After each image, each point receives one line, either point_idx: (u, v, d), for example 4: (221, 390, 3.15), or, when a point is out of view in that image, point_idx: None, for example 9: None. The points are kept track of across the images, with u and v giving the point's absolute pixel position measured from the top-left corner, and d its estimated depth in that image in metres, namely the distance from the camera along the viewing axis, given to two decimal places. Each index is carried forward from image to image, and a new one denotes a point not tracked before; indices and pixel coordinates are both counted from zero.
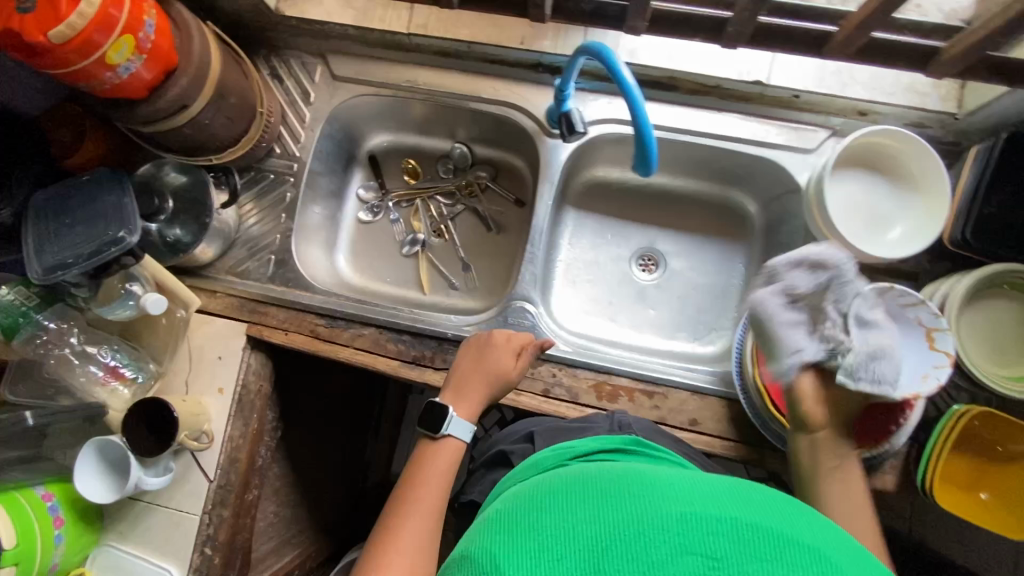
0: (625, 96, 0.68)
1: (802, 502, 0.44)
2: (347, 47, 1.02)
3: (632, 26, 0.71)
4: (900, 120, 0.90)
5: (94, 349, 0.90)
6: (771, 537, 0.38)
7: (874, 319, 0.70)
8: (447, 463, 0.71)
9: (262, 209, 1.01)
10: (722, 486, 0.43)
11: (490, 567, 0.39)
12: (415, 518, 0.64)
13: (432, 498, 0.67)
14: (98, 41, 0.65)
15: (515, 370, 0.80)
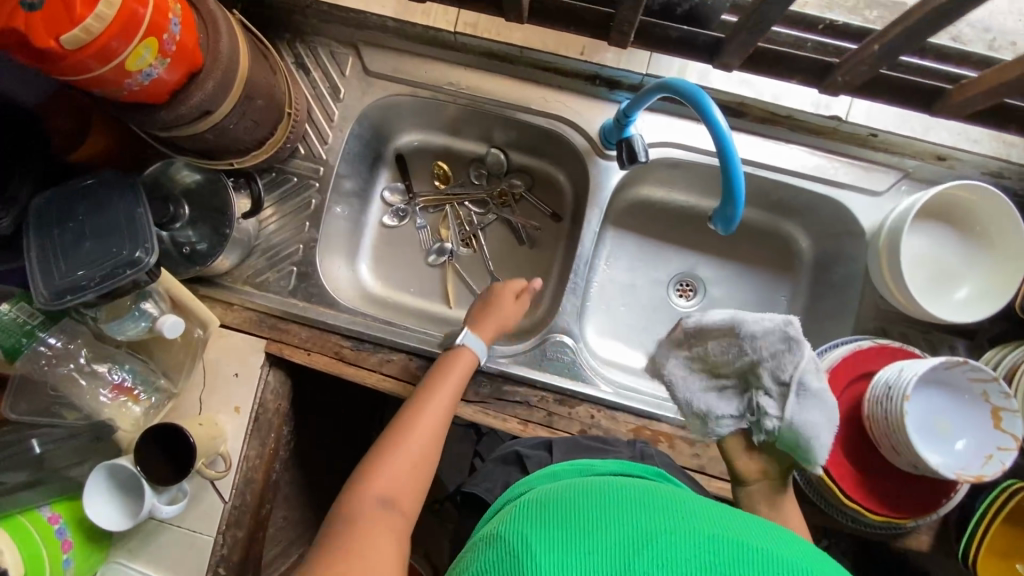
0: (721, 141, 0.60)
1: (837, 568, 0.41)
2: (383, 39, 0.92)
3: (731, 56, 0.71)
4: (978, 168, 0.84)
5: (103, 368, 0.84)
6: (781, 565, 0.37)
7: (815, 389, 0.63)
8: (459, 373, 0.81)
9: (284, 215, 0.93)
10: (753, 526, 0.42)
11: (516, 550, 0.39)
12: (424, 425, 0.74)
13: (439, 410, 0.77)
14: (118, 46, 0.56)
15: (519, 313, 0.90)
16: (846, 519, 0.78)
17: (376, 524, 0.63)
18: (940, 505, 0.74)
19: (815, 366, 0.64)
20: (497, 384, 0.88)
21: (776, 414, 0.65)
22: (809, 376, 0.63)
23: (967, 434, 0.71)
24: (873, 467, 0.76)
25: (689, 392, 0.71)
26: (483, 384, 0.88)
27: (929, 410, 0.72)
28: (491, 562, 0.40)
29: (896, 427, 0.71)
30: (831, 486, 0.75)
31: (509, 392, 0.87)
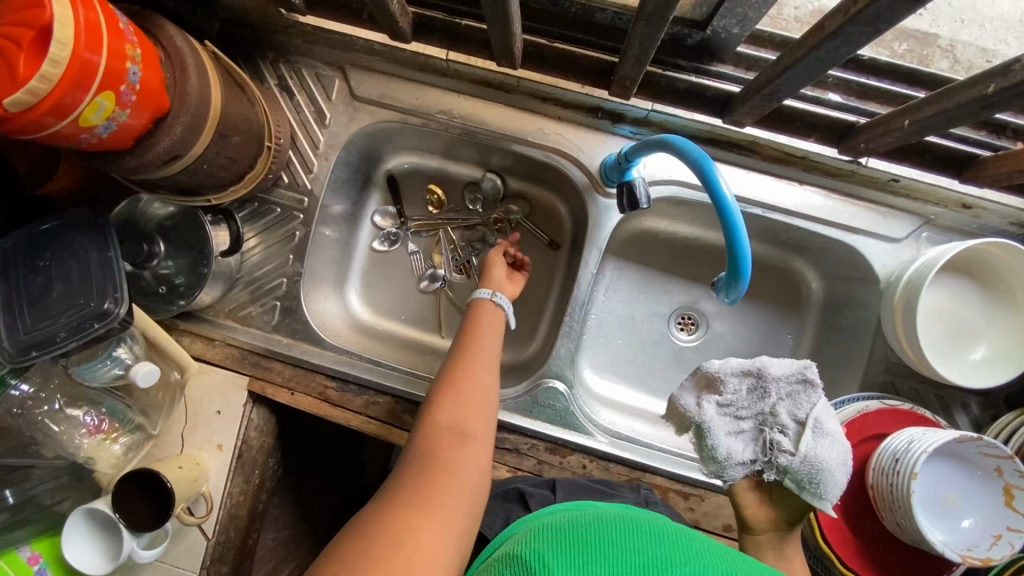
0: (722, 212, 0.56)
1: None
2: (372, 62, 0.86)
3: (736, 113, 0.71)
4: (1005, 218, 0.78)
5: (77, 411, 0.81)
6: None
7: (830, 428, 0.63)
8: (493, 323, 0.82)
9: (267, 247, 0.89)
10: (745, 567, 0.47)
11: (537, 564, 0.43)
12: (474, 356, 0.74)
13: (486, 347, 0.77)
14: (72, 103, 0.52)
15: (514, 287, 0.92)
16: None
17: (453, 449, 0.62)
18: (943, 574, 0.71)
19: (829, 410, 0.65)
20: None
21: (792, 449, 0.63)
22: (824, 416, 0.64)
23: (976, 510, 0.67)
24: (873, 534, 0.73)
25: (716, 436, 0.65)
26: None
27: (937, 483, 0.68)
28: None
29: (901, 502, 0.67)
30: (830, 555, 0.71)
31: (498, 439, 0.84)
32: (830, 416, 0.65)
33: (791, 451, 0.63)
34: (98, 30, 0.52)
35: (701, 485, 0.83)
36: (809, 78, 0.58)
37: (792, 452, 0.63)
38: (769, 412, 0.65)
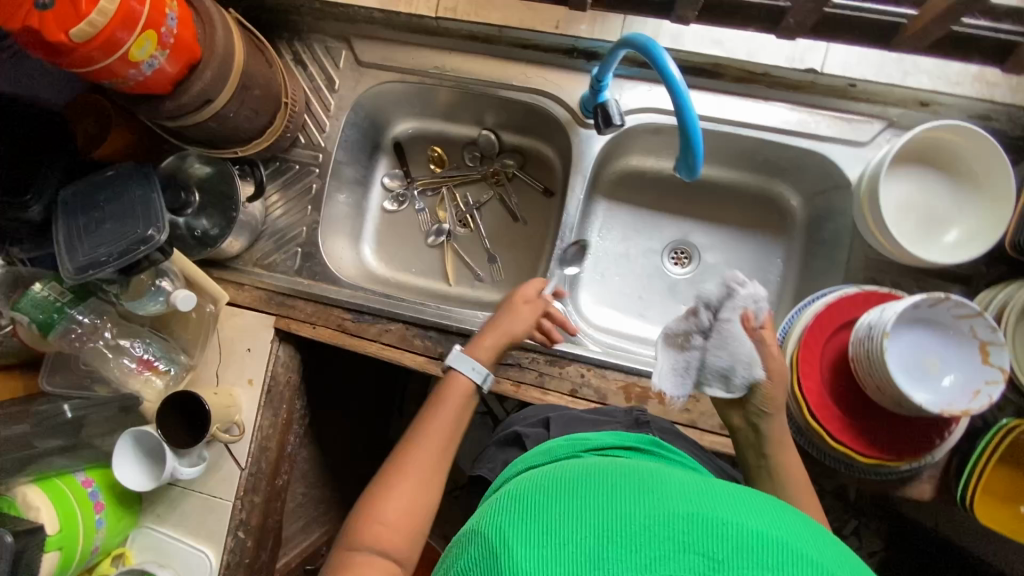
0: (678, 101, 0.64)
1: (832, 533, 0.39)
2: (373, 31, 0.98)
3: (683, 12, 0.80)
4: (965, 112, 0.83)
5: (127, 342, 0.91)
6: (787, 550, 0.35)
7: (735, 318, 0.70)
8: (455, 398, 0.81)
9: (288, 201, 1.00)
10: (748, 500, 0.40)
11: (496, 545, 0.38)
12: (419, 455, 0.74)
13: (440, 436, 0.76)
14: (122, 37, 0.63)
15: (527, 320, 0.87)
16: (841, 467, 0.78)
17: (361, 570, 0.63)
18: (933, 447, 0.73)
19: (734, 301, 0.71)
20: None
21: (706, 347, 0.71)
22: (729, 309, 0.70)
23: (954, 371, 0.70)
24: (871, 413, 0.75)
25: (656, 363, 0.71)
26: None
27: (915, 350, 0.72)
28: (471, 559, 0.39)
29: (877, 364, 0.70)
30: (822, 434, 0.75)
31: (501, 355, 0.91)
32: (735, 306, 0.70)
33: (706, 349, 0.71)
34: None
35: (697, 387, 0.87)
36: None
37: (706, 351, 0.71)
38: (688, 320, 0.71)
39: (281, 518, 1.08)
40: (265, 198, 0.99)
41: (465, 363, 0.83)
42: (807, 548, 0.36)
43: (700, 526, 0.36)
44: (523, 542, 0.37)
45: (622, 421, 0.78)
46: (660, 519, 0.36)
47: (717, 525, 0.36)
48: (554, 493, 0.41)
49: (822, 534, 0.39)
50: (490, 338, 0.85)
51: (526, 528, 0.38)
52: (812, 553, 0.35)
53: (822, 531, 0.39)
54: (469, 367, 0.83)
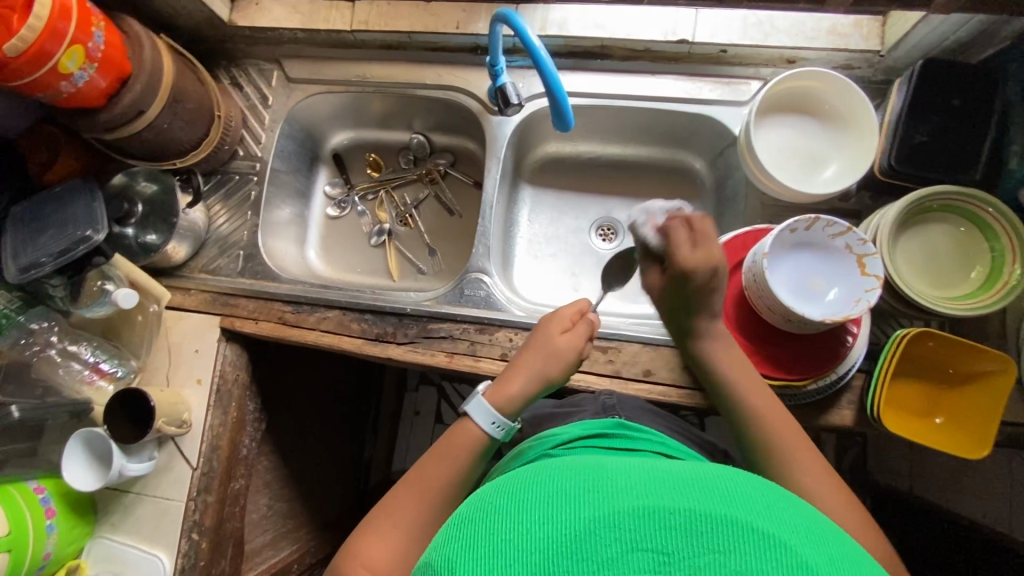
0: (535, 61, 0.69)
1: (767, 482, 0.43)
2: (300, 50, 1.08)
3: None
4: (828, 64, 0.91)
5: (76, 347, 0.95)
6: (730, 525, 0.37)
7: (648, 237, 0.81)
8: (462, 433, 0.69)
9: (230, 209, 1.07)
10: (686, 476, 0.41)
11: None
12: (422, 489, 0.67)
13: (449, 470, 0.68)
14: (50, 50, 0.72)
15: (556, 343, 0.75)
16: None
17: None
18: (844, 351, 0.77)
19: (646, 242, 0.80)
20: (422, 323, 0.96)
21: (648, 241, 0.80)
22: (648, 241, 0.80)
23: (838, 287, 0.75)
24: (786, 343, 0.79)
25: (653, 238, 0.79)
26: (411, 326, 0.96)
27: (800, 273, 0.77)
28: None
29: (763, 286, 0.74)
30: None
31: (434, 329, 0.95)
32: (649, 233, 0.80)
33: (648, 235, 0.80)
34: (70, 4, 0.73)
35: (617, 338, 0.90)
36: None
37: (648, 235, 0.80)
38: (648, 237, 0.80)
39: (240, 525, 1.08)
40: (208, 208, 1.06)
41: (484, 414, 0.69)
42: (747, 517, 0.37)
43: (647, 520, 0.37)
44: (477, 565, 0.37)
45: (590, 409, 0.81)
46: (608, 519, 0.37)
47: (663, 516, 0.37)
48: (507, 507, 0.41)
49: (770, 501, 0.40)
50: (513, 369, 0.73)
51: (480, 550, 0.38)
52: (754, 522, 0.37)
53: (768, 495, 0.41)
54: (488, 418, 0.70)
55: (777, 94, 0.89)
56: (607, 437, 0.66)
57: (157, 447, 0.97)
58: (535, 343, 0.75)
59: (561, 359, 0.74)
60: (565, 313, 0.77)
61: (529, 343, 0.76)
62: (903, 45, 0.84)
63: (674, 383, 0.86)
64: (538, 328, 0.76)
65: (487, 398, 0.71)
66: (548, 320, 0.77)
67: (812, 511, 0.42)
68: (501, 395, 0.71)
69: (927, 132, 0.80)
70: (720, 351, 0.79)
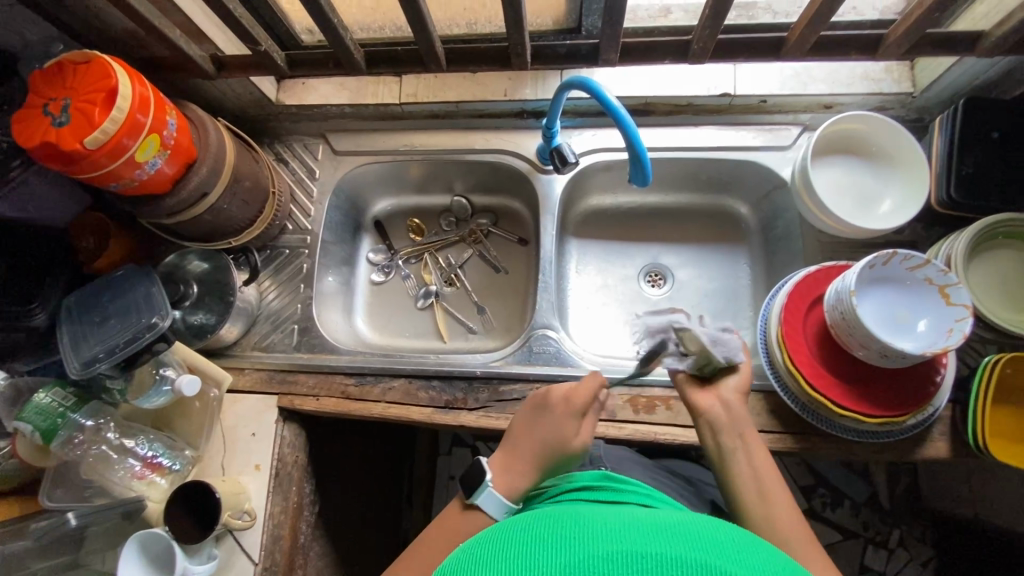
0: (618, 122, 0.71)
1: (752, 536, 0.43)
2: (345, 124, 1.10)
3: (607, 58, 0.76)
4: (864, 107, 0.96)
5: (131, 441, 0.89)
6: (700, 568, 0.37)
7: None
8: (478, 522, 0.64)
9: (280, 284, 1.05)
10: (665, 524, 0.43)
11: None
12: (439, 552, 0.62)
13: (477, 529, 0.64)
14: (128, 143, 0.71)
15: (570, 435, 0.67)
16: (850, 435, 0.80)
17: None
18: (937, 388, 0.77)
19: None
20: (493, 386, 0.93)
21: None
22: None
23: (925, 317, 0.76)
24: (874, 378, 0.79)
25: None
26: (482, 390, 0.93)
27: (886, 307, 0.77)
28: None
29: (853, 322, 0.75)
30: (825, 402, 0.77)
31: (505, 392, 0.92)
32: None
33: None
34: (148, 95, 0.73)
35: None
36: None
37: None
38: None
39: None
40: (259, 284, 1.04)
41: (496, 504, 0.64)
42: (720, 564, 0.38)
43: (620, 562, 0.38)
44: None
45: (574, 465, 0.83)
46: (580, 563, 0.39)
47: (635, 562, 0.38)
48: (491, 553, 0.43)
49: (747, 551, 0.40)
50: (521, 463, 0.66)
51: None
52: (723, 566, 0.38)
53: (748, 546, 0.41)
54: (499, 507, 0.64)
55: (823, 138, 0.93)
56: (593, 490, 0.59)
57: (216, 543, 0.90)
58: (548, 432, 0.68)
59: (571, 456, 0.67)
60: (582, 400, 0.69)
61: (542, 429, 0.68)
62: (934, 87, 0.90)
63: (764, 428, 0.83)
64: (552, 413, 0.69)
65: (497, 487, 0.64)
66: (563, 404, 0.70)
67: (786, 557, 0.42)
68: (502, 490, 0.65)
69: (975, 165, 0.84)
70: (814, 392, 0.78)
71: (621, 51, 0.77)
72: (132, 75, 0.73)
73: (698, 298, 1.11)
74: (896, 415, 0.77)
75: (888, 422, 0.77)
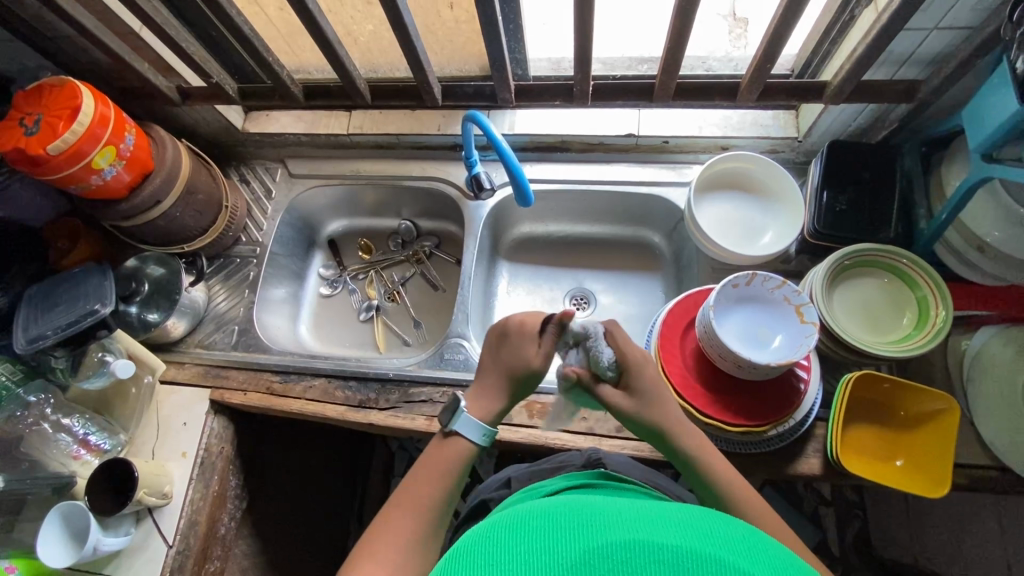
0: (500, 155, 0.85)
1: (748, 525, 0.48)
2: (302, 151, 1.24)
3: (502, 97, 0.94)
4: (757, 149, 1.06)
5: (67, 418, 0.97)
6: (711, 562, 0.42)
7: None
8: (452, 460, 0.67)
9: (228, 289, 1.16)
10: (673, 516, 0.47)
11: None
12: (424, 491, 0.65)
13: (438, 468, 0.67)
14: (86, 151, 0.84)
15: (538, 357, 0.71)
16: (718, 443, 0.84)
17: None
18: (800, 397, 0.83)
19: None
20: (404, 388, 1.00)
21: None
22: None
23: (782, 334, 0.82)
24: (739, 390, 0.85)
25: None
26: (393, 391, 1.00)
27: (749, 323, 0.84)
28: None
29: (712, 335, 0.81)
30: (688, 408, 0.83)
31: (414, 394, 0.99)
32: None
33: None
34: (108, 114, 0.87)
35: None
36: (520, 40, 0.93)
37: None
38: None
39: None
40: (209, 288, 1.15)
41: (473, 428, 0.68)
42: (725, 555, 0.42)
43: (636, 551, 0.42)
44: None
45: (577, 463, 0.84)
46: (599, 550, 0.43)
47: (651, 551, 0.42)
48: (509, 537, 0.46)
49: (748, 542, 0.45)
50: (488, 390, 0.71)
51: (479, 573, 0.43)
52: (725, 556, 0.42)
53: (745, 535, 0.46)
54: (476, 431, 0.69)
55: (717, 175, 1.03)
56: (595, 488, 0.64)
57: (135, 522, 0.96)
58: (506, 354, 0.72)
59: (536, 373, 0.71)
60: (541, 321, 0.73)
61: (509, 356, 0.72)
62: (814, 132, 0.99)
63: None
64: (517, 329, 0.72)
65: (471, 413, 0.70)
66: (524, 327, 0.73)
67: (787, 551, 0.46)
68: (473, 415, 0.70)
69: (846, 201, 0.91)
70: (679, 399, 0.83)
71: (513, 92, 0.95)
72: (97, 97, 0.87)
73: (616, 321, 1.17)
74: (757, 426, 0.81)
75: (750, 432, 0.81)
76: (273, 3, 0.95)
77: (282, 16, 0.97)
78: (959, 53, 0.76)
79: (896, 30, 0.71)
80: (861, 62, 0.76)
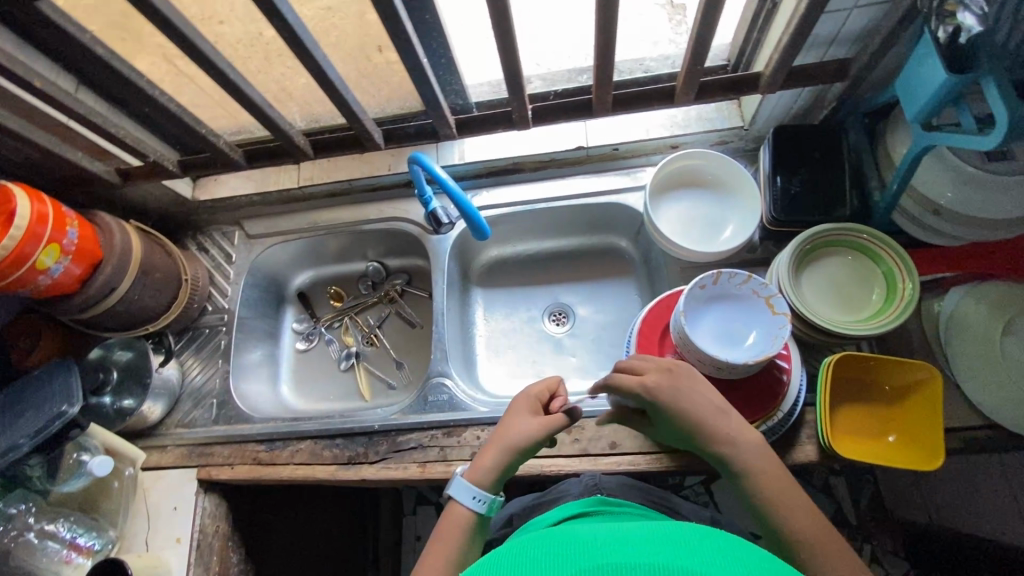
0: (448, 192, 0.85)
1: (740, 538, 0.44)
2: (256, 211, 1.23)
3: (444, 132, 0.94)
4: (706, 143, 1.06)
5: (51, 525, 0.94)
6: None
7: None
8: (458, 524, 0.68)
9: (202, 361, 1.13)
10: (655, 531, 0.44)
11: None
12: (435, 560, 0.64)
13: (450, 537, 0.66)
14: (29, 252, 0.82)
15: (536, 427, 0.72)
16: None
17: None
18: (785, 387, 0.83)
19: None
20: (392, 438, 0.99)
21: None
22: None
23: (756, 329, 0.82)
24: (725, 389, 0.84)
25: None
26: (381, 442, 0.98)
27: (721, 322, 0.83)
28: None
29: (687, 340, 0.81)
30: None
31: (403, 442, 0.98)
32: None
33: None
34: (46, 211, 0.85)
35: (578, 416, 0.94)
36: (452, 73, 0.92)
37: None
38: None
39: None
40: (182, 364, 1.13)
41: (466, 490, 0.69)
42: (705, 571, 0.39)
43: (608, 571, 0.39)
44: None
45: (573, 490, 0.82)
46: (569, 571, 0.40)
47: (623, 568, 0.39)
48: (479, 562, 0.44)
49: (734, 555, 0.42)
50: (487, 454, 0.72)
51: None
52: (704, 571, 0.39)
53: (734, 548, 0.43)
54: (470, 495, 0.69)
55: (671, 175, 1.03)
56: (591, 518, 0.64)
57: None
58: (507, 422, 0.74)
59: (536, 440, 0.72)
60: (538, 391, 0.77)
61: (517, 428, 0.72)
62: (758, 119, 0.99)
63: (641, 450, 0.89)
64: (527, 395, 0.76)
65: (468, 479, 0.70)
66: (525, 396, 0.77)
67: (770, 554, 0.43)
68: (470, 479, 0.70)
69: (799, 184, 0.92)
70: None
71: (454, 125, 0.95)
72: (31, 194, 0.85)
73: (597, 332, 1.16)
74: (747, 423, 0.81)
75: None
76: (200, 73, 0.93)
77: (211, 83, 0.96)
78: (882, 27, 0.76)
79: (815, 16, 0.71)
80: (789, 50, 0.77)
